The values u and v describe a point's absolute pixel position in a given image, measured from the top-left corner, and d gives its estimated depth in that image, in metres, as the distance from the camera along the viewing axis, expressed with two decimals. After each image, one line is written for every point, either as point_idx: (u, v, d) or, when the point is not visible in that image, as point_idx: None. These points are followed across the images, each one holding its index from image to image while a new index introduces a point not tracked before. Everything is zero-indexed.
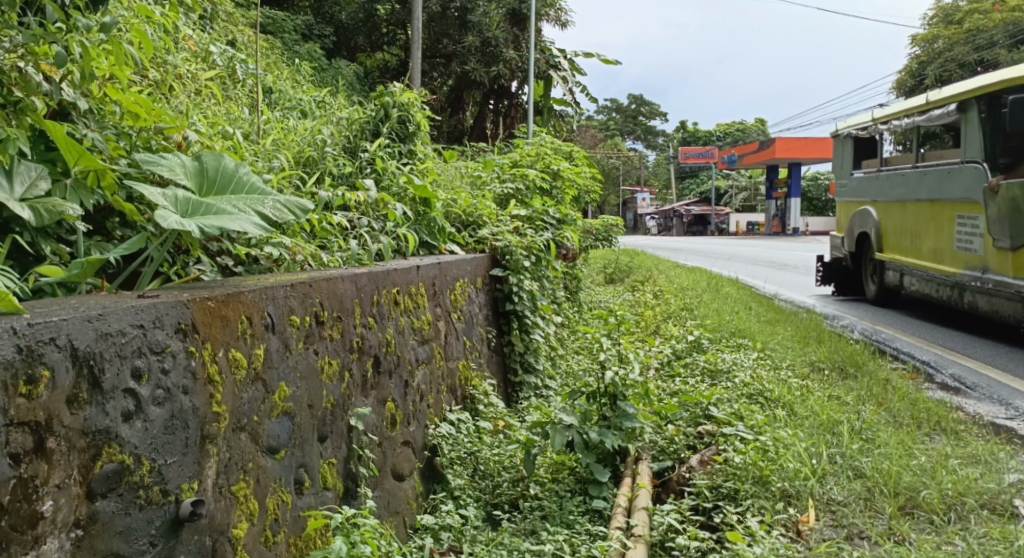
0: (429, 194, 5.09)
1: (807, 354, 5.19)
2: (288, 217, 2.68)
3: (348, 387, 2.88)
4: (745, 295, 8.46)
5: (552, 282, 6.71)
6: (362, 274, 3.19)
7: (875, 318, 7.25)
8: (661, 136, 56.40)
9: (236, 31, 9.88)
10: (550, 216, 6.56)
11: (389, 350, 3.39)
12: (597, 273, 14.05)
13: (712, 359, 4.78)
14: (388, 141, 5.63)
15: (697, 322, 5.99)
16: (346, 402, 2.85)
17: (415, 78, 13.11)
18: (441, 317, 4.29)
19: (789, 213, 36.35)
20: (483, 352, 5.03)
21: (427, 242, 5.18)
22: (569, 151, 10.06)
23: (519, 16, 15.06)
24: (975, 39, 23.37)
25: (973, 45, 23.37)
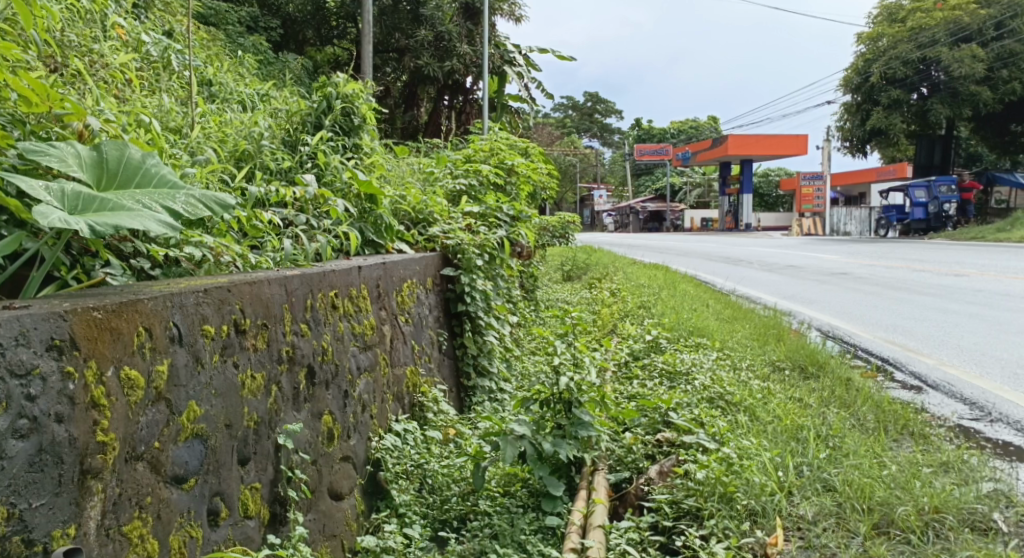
0: (376, 190, 4.82)
1: (767, 353, 4.98)
2: (199, 212, 2.45)
3: (276, 401, 2.60)
4: (702, 292, 8.30)
5: (508, 281, 6.45)
6: (294, 276, 2.91)
7: (832, 312, 7.10)
8: (618, 133, 56.46)
9: (177, 23, 9.54)
10: (505, 211, 6.29)
11: (324, 359, 3.11)
12: (555, 270, 13.86)
13: (675, 359, 4.54)
14: (331, 135, 5.37)
15: (655, 320, 5.78)
16: (274, 418, 2.56)
17: (367, 73, 12.86)
18: (387, 320, 4.02)
19: (741, 210, 36.45)
20: (433, 357, 4.74)
21: (374, 241, 4.91)
22: (525, 147, 9.84)
23: (472, 10, 14.86)
24: (917, 37, 23.72)
25: (915, 43, 23.56)
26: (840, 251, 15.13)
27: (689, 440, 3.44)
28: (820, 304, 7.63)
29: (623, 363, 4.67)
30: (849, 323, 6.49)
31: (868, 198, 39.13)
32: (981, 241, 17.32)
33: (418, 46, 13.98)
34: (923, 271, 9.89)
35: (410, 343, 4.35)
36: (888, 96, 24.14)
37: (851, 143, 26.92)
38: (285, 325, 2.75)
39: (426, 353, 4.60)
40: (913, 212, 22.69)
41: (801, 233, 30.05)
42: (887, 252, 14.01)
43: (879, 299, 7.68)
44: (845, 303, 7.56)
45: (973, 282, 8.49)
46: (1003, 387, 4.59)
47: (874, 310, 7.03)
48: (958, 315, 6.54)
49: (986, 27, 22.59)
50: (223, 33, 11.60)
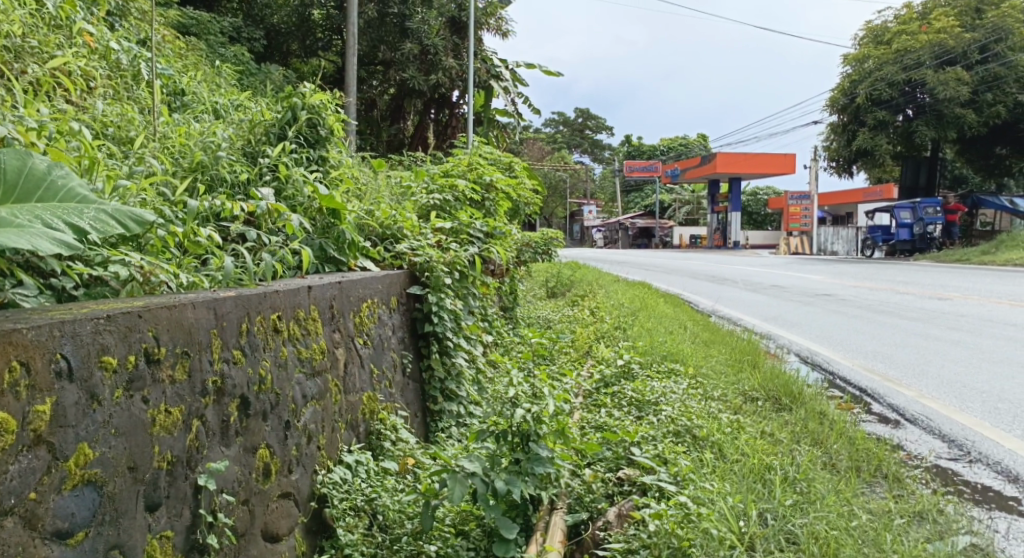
0: (339, 206, 4.63)
1: (741, 381, 4.78)
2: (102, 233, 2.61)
3: (198, 438, 2.48)
4: (682, 313, 8.11)
5: (481, 300, 6.24)
6: (226, 298, 2.68)
7: (811, 336, 6.92)
8: (609, 149, 56.40)
9: (154, 32, 9.33)
10: (478, 227, 6.08)
11: (262, 389, 2.88)
12: (538, 286, 13.68)
13: (642, 389, 4.37)
14: (294, 147, 5.17)
15: (629, 344, 5.58)
16: (194, 456, 2.46)
17: (351, 85, 12.67)
18: (342, 343, 3.80)
19: (730, 228, 36.35)
20: (394, 381, 4.52)
21: (334, 259, 4.70)
22: (509, 162, 9.65)
23: (459, 23, 14.68)
24: (902, 59, 23.66)
25: (900, 65, 23.51)
26: (827, 271, 14.96)
27: (645, 479, 3.34)
28: (803, 328, 7.44)
29: (586, 395, 4.49)
30: (829, 349, 6.30)
31: (856, 217, 39.11)
32: (966, 264, 17.20)
33: (404, 59, 13.80)
34: (907, 294, 9.72)
35: (369, 365, 4.13)
36: (874, 117, 24.09)
37: (837, 163, 26.84)
38: (214, 353, 2.56)
39: (386, 377, 4.38)
40: (899, 233, 22.63)
41: (788, 252, 29.96)
42: (874, 273, 13.85)
43: (862, 323, 7.51)
44: (826, 327, 7.38)
45: (958, 307, 8.32)
46: (983, 423, 4.40)
47: (855, 335, 6.85)
48: (940, 342, 6.36)
49: (971, 51, 22.57)
50: (203, 43, 11.40)
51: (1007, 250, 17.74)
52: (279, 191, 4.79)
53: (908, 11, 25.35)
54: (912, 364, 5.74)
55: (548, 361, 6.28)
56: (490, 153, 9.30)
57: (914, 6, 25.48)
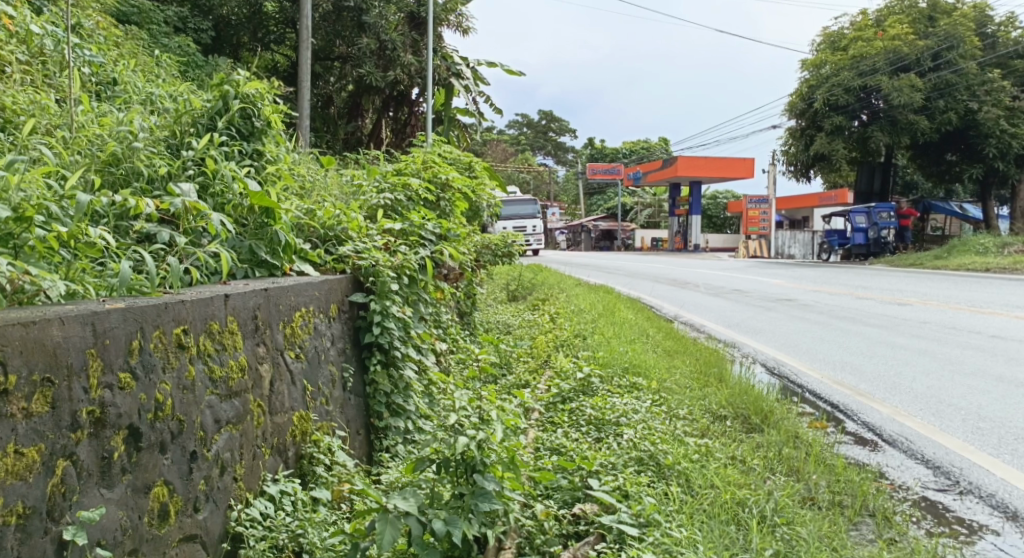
0: (272, 204, 4.25)
1: (707, 397, 4.45)
2: None
3: (64, 482, 2.25)
4: (644, 319, 7.77)
5: (433, 306, 5.83)
6: (110, 314, 2.37)
7: (774, 344, 6.63)
8: (572, 151, 56.18)
9: (92, 22, 8.81)
10: (430, 228, 5.67)
11: (161, 416, 2.52)
12: (498, 288, 13.28)
13: (601, 406, 4.04)
14: (224, 139, 4.75)
15: (588, 354, 5.22)
16: (59, 504, 2.24)
17: (305, 80, 12.21)
18: (268, 359, 3.39)
19: (692, 230, 36.26)
20: (332, 397, 4.11)
21: (268, 261, 4.30)
22: (468, 161, 9.27)
23: (418, 19, 14.29)
24: (859, 64, 23.68)
25: (856, 71, 23.53)
26: (788, 275, 14.75)
27: (603, 519, 3.03)
28: (771, 334, 7.14)
29: (535, 414, 4.13)
30: (798, 359, 6.00)
31: (815, 221, 39.23)
32: (922, 268, 17.15)
33: (361, 54, 13.33)
34: (871, 300, 9.49)
35: (301, 380, 3.71)
36: (831, 122, 24.04)
37: (795, 167, 26.77)
38: (89, 379, 2.31)
39: (324, 395, 3.98)
40: (854, 237, 22.43)
41: (750, 255, 29.85)
42: (836, 278, 13.66)
43: (832, 329, 7.23)
44: (794, 334, 7.10)
45: (925, 312, 8.09)
46: (969, 445, 4.11)
47: (823, 343, 6.56)
48: (907, 351, 6.10)
49: (924, 57, 22.60)
50: (145, 33, 10.90)
51: (961, 254, 17.72)
52: (205, 187, 4.39)
53: (864, 17, 25.36)
54: (884, 374, 5.45)
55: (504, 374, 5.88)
56: (447, 152, 8.91)
57: (868, 13, 25.47)
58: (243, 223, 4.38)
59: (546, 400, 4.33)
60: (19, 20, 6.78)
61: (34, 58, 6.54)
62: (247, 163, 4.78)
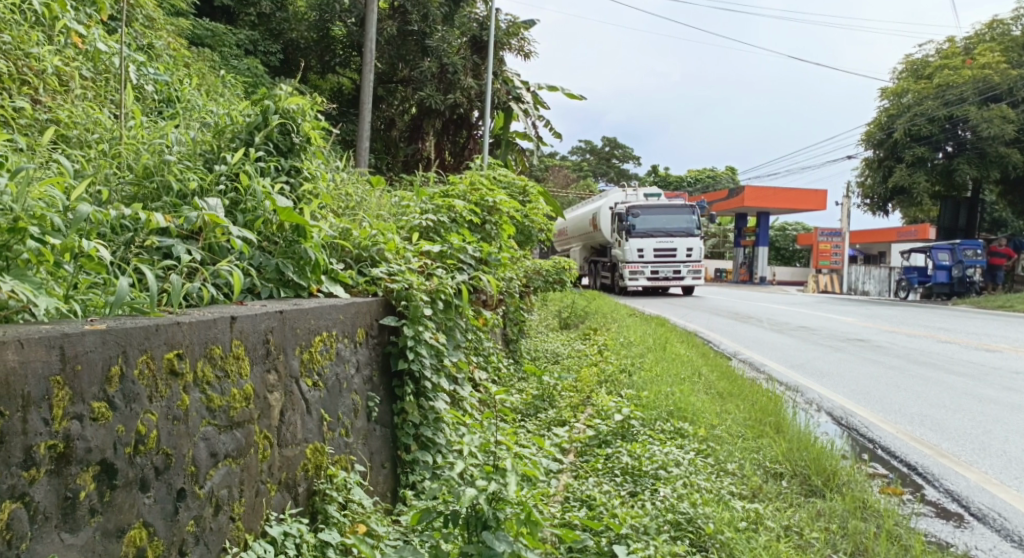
0: (301, 222, 4.04)
1: (761, 450, 4.11)
2: None
3: (14, 527, 2.05)
4: (698, 356, 7.39)
5: (472, 334, 5.58)
6: (82, 336, 2.18)
7: (840, 390, 6.22)
8: (636, 178, 55.73)
9: (161, 41, 8.89)
10: (470, 251, 5.45)
11: (139, 451, 2.32)
12: (551, 315, 12.99)
13: (640, 454, 3.87)
14: (261, 154, 4.56)
15: (632, 392, 4.92)
16: (9, 552, 2.04)
17: (367, 103, 12.23)
18: (279, 387, 3.16)
19: (757, 262, 35.50)
20: (354, 429, 3.87)
21: (293, 281, 4.08)
22: (523, 185, 9.04)
23: (480, 43, 14.30)
24: (944, 94, 22.95)
25: (942, 100, 22.80)
26: (860, 313, 14.18)
27: None
28: (833, 379, 6.72)
29: (572, 455, 4.09)
30: (869, 409, 5.59)
31: (890, 257, 38.11)
32: (1003, 311, 16.35)
33: (423, 77, 13.25)
34: (952, 344, 8.98)
35: (317, 410, 3.48)
36: (913, 153, 23.33)
37: (871, 201, 26.03)
38: (52, 409, 2.12)
39: (343, 426, 3.75)
40: (935, 275, 21.60)
41: (817, 290, 29.02)
42: (912, 318, 13.06)
43: (903, 376, 6.79)
44: (860, 379, 6.68)
45: (1007, 361, 7.57)
46: None
47: (895, 392, 6.13)
48: (988, 405, 5.65)
49: (1017, 88, 21.79)
50: (215, 54, 11.08)
51: None
52: (235, 203, 4.21)
53: (951, 45, 24.64)
54: (957, 430, 5.05)
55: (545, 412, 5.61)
56: (501, 177, 8.67)
57: (956, 41, 24.76)
58: (272, 241, 4.17)
59: (579, 444, 4.14)
60: (87, 38, 6.85)
61: (96, 75, 6.59)
62: (283, 178, 4.58)
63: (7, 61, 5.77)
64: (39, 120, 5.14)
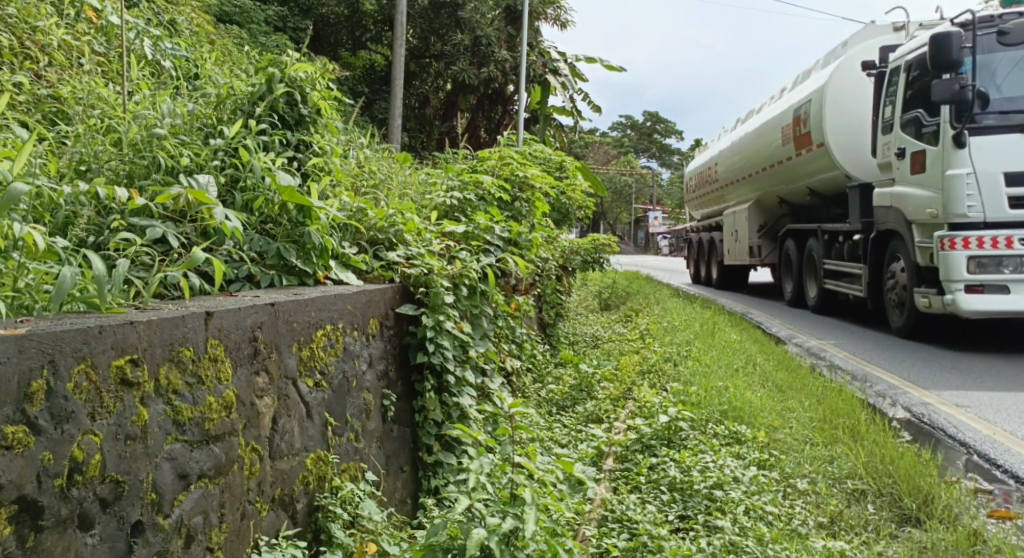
0: (304, 202, 3.66)
1: (835, 460, 3.74)
2: None
3: None
4: (747, 341, 6.90)
5: (501, 321, 5.17)
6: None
7: (918, 381, 5.79)
8: (679, 153, 54.87)
9: (186, 17, 8.57)
10: (497, 232, 5.03)
11: (74, 481, 1.94)
12: (591, 296, 12.52)
13: (687, 467, 3.58)
14: (263, 126, 4.14)
15: (679, 387, 4.62)
16: None
17: (397, 79, 11.84)
18: (271, 391, 2.75)
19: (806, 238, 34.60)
20: (364, 433, 3.48)
21: (299, 268, 3.67)
22: (558, 159, 8.61)
23: (515, 15, 13.90)
24: None
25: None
26: None
27: None
28: (906, 368, 6.26)
29: (610, 461, 3.85)
30: (955, 405, 5.11)
31: None
32: None
33: (455, 51, 12.84)
34: None
35: (321, 417, 3.09)
36: None
37: None
38: None
39: (353, 431, 3.35)
40: None
41: None
42: None
43: (982, 364, 6.32)
44: (933, 369, 6.21)
45: None
46: None
47: (973, 384, 5.65)
48: None
49: None
50: (243, 31, 10.75)
51: None
52: (233, 181, 3.81)
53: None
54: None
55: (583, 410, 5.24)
56: (535, 152, 8.25)
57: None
58: (274, 223, 3.75)
59: (618, 448, 3.94)
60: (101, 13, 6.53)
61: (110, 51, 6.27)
62: (292, 154, 4.21)
63: (10, 35, 5.43)
64: (39, 95, 4.80)
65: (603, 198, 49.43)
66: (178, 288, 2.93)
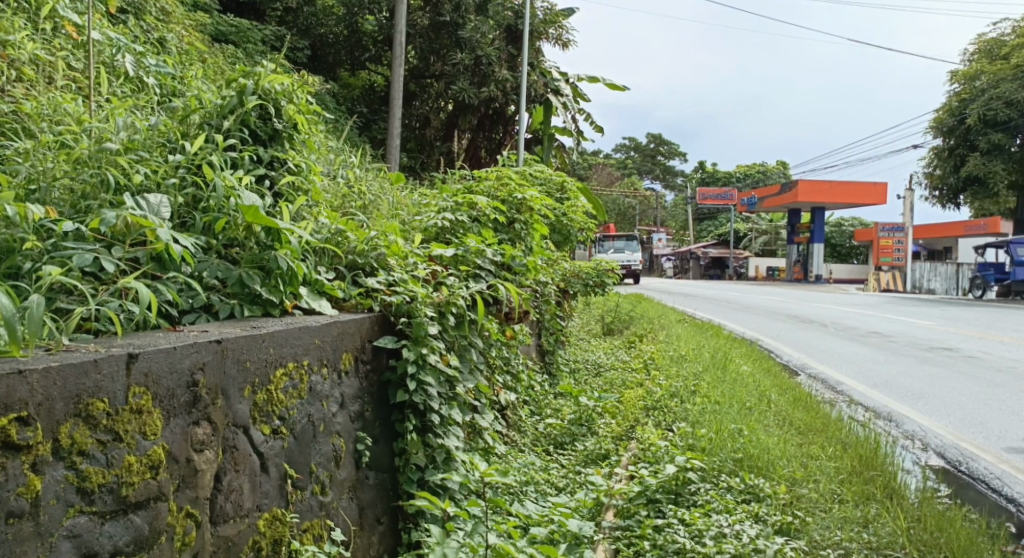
0: (270, 223, 3.26)
1: (870, 526, 3.45)
2: None
3: None
4: (758, 374, 6.51)
5: (494, 351, 4.81)
6: None
7: (945, 421, 5.43)
8: (683, 174, 54.64)
9: (177, 32, 8.21)
10: (488, 255, 4.66)
11: None
12: (594, 320, 12.15)
13: (698, 533, 3.35)
14: (231, 141, 3.75)
15: (685, 432, 4.32)
16: None
17: (397, 100, 11.51)
18: (214, 443, 2.45)
19: (812, 258, 34.00)
20: (333, 485, 3.10)
21: (263, 297, 3.27)
22: (560, 181, 8.23)
23: (517, 33, 13.60)
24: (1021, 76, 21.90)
25: (1020, 82, 21.76)
26: (934, 315, 13.13)
27: None
28: (927, 406, 5.89)
29: (610, 515, 3.62)
30: (994, 452, 4.77)
31: (957, 252, 36.74)
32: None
33: (455, 71, 12.49)
34: None
35: (280, 468, 2.71)
36: (987, 140, 22.42)
37: (941, 192, 25.02)
38: None
39: (318, 482, 2.98)
40: (1014, 272, 20.28)
41: (880, 288, 27.56)
42: (995, 321, 12.04)
43: (1011, 399, 6.00)
44: (961, 407, 5.86)
45: None
46: None
47: (1011, 424, 5.33)
48: None
49: None
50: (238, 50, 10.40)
51: None
52: (196, 200, 3.42)
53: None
54: None
55: (583, 451, 4.90)
56: (536, 173, 7.89)
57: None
58: (237, 246, 3.34)
59: (621, 500, 3.68)
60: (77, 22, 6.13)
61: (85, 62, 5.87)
62: (266, 169, 3.83)
63: None
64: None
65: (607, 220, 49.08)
66: (114, 323, 2.60)
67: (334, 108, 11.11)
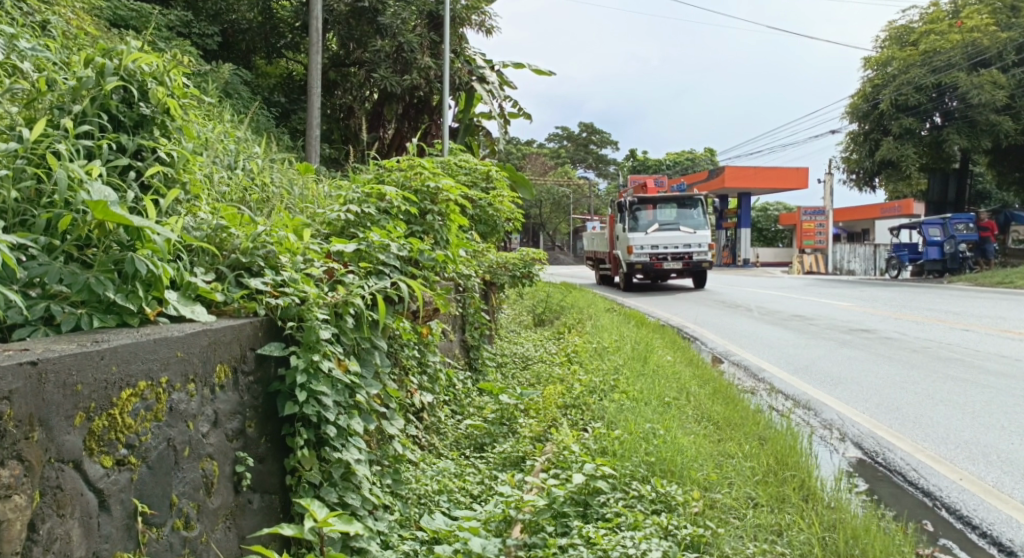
0: (124, 220, 2.89)
1: (785, 534, 3.27)
2: None
3: None
4: (682, 365, 6.29)
5: (407, 352, 4.43)
6: None
7: (868, 408, 5.26)
8: (615, 163, 54.78)
9: (64, 16, 7.60)
10: (394, 250, 4.26)
11: None
12: (525, 311, 11.84)
13: (603, 553, 3.07)
14: (84, 127, 3.36)
15: (598, 436, 4.05)
16: None
17: (316, 88, 10.99)
18: (31, 484, 2.22)
19: (739, 243, 34.40)
20: (203, 515, 2.74)
21: (118, 304, 2.90)
22: (485, 170, 7.87)
23: (438, 19, 13.18)
24: (930, 61, 22.36)
25: (929, 67, 22.25)
26: (857, 297, 13.17)
27: None
28: (854, 392, 5.72)
29: (517, 530, 3.28)
30: (909, 441, 4.58)
31: (874, 234, 37.50)
32: (995, 288, 15.66)
33: (376, 58, 12.01)
34: (974, 334, 7.99)
35: (129, 505, 2.45)
36: (900, 124, 22.76)
37: (856, 175, 25.44)
38: None
39: (181, 515, 2.64)
40: (929, 251, 20.59)
41: (804, 271, 27.89)
42: (915, 301, 12.12)
43: (932, 382, 5.87)
44: (889, 391, 5.68)
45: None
46: None
47: (939, 409, 5.16)
48: (1015, 427, 4.73)
49: (1007, 51, 21.34)
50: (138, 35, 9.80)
51: None
52: (38, 194, 3.05)
53: (936, 8, 24.02)
54: (993, 457, 4.30)
55: (501, 453, 4.59)
56: (460, 162, 7.52)
57: (942, 5, 24.16)
58: (89, 246, 2.97)
59: (528, 515, 3.33)
60: None
61: None
62: (131, 161, 3.44)
63: None
64: None
65: (540, 208, 48.87)
66: None
67: (245, 96, 10.59)
